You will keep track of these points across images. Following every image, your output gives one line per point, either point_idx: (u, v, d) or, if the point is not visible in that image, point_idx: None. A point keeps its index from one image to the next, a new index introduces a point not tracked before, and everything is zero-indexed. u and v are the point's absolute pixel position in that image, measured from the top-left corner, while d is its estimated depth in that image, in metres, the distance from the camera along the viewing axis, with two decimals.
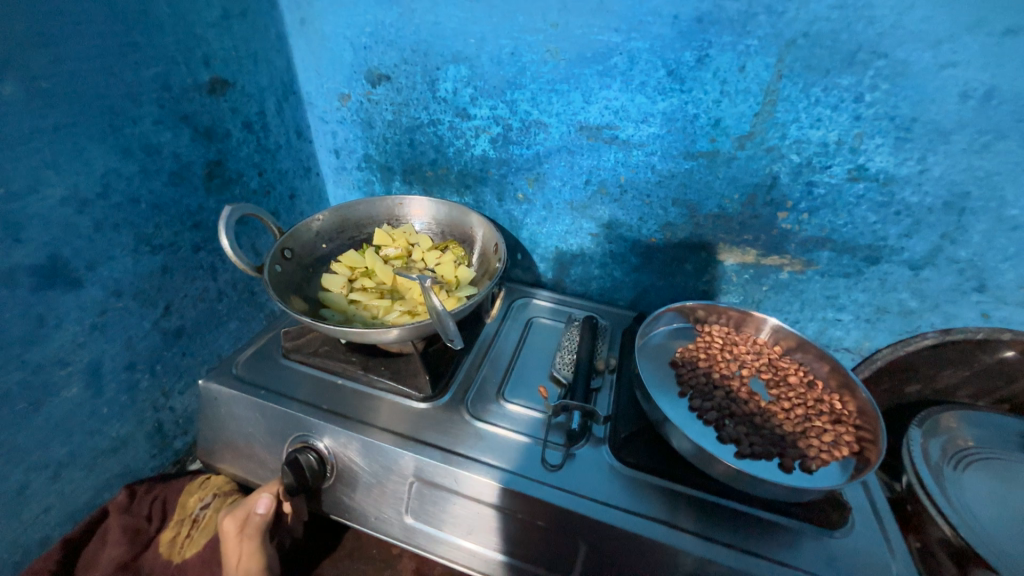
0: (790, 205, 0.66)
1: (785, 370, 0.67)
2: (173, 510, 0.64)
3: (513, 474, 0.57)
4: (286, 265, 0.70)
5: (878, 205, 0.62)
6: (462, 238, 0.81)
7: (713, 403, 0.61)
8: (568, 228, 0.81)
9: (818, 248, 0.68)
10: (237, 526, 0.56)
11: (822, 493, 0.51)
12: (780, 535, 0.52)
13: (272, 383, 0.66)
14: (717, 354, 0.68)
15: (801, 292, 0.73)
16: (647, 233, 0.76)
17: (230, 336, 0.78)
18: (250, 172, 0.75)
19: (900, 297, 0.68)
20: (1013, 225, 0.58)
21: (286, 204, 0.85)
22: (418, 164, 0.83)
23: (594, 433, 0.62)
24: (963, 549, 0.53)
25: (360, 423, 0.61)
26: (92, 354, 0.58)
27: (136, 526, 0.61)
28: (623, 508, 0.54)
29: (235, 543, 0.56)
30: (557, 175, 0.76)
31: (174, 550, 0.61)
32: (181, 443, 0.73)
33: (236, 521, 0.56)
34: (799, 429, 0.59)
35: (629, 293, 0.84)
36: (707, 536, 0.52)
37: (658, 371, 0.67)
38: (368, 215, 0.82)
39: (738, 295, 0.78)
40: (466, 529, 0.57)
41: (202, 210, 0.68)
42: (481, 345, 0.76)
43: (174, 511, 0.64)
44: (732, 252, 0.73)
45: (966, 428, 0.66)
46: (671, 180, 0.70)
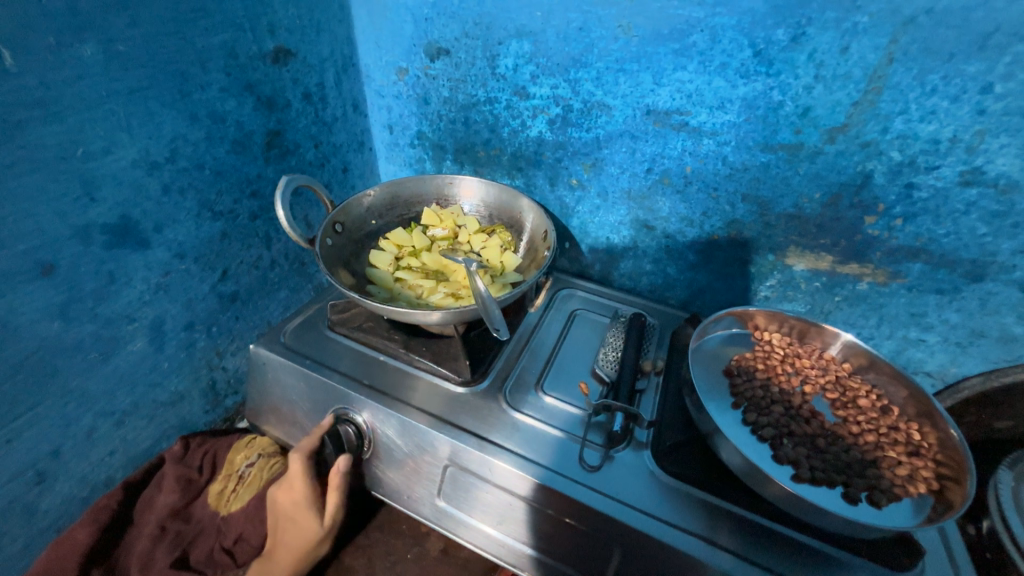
0: (881, 208, 0.59)
1: (855, 390, 0.61)
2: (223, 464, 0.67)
3: (547, 469, 0.55)
4: (337, 239, 0.71)
5: (991, 215, 0.54)
6: (510, 223, 0.79)
7: (770, 419, 0.56)
8: (622, 219, 0.76)
9: (908, 260, 0.61)
10: (308, 490, 0.58)
11: (892, 532, 0.46)
12: (835, 569, 0.48)
13: (318, 354, 0.67)
14: (777, 366, 0.63)
15: (881, 306, 0.66)
16: (709, 230, 0.71)
17: (280, 304, 0.80)
18: (307, 144, 0.76)
19: (1003, 321, 0.60)
20: None
21: (338, 177, 0.85)
22: (471, 143, 0.81)
23: (636, 437, 0.59)
24: None
25: (399, 401, 0.61)
26: (156, 311, 0.61)
27: (188, 476, 0.65)
28: (662, 518, 0.51)
29: (304, 503, 0.57)
30: (617, 161, 0.71)
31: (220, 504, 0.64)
32: (231, 402, 0.77)
33: (311, 479, 0.58)
34: (868, 458, 0.53)
35: (682, 292, 0.79)
36: (752, 560, 0.48)
37: (711, 378, 0.62)
38: (417, 193, 0.81)
39: (805, 304, 0.71)
40: (496, 519, 0.56)
41: (260, 179, 0.69)
42: (523, 334, 0.74)
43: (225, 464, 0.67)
44: (803, 257, 0.67)
45: None
46: (743, 174, 0.64)
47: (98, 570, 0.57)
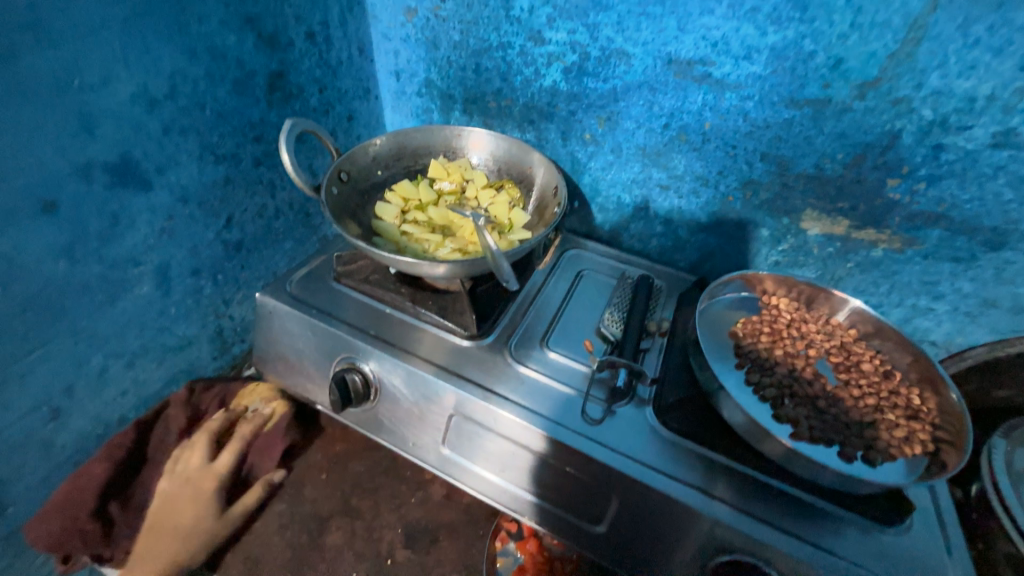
0: (906, 170, 0.57)
1: (859, 355, 0.61)
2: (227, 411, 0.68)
3: (550, 420, 0.56)
4: (342, 188, 0.69)
5: (1019, 180, 0.52)
6: (519, 178, 0.77)
7: (773, 379, 0.57)
8: (635, 177, 0.74)
9: (927, 226, 0.59)
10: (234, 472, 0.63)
11: (885, 488, 0.47)
12: (827, 522, 0.49)
13: (324, 304, 0.67)
14: (782, 330, 0.63)
15: (893, 273, 0.65)
16: (724, 190, 0.69)
17: (285, 255, 0.79)
18: (310, 87, 0.72)
19: (1016, 291, 0.60)
20: None
21: (343, 125, 0.82)
22: (481, 93, 0.78)
23: (639, 393, 0.60)
24: None
25: (405, 352, 0.62)
26: (161, 256, 0.60)
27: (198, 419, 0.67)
28: (662, 470, 0.52)
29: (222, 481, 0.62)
30: (633, 115, 0.68)
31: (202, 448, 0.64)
32: (239, 349, 0.78)
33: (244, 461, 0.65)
34: (867, 419, 0.54)
35: (691, 255, 0.77)
36: (749, 512, 0.50)
37: (717, 340, 0.62)
38: (424, 144, 0.79)
39: (816, 270, 0.70)
40: (498, 466, 0.57)
41: (263, 123, 0.67)
42: (529, 291, 0.74)
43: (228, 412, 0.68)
44: (819, 221, 0.65)
45: None
46: (764, 131, 0.62)
47: (116, 506, 0.59)
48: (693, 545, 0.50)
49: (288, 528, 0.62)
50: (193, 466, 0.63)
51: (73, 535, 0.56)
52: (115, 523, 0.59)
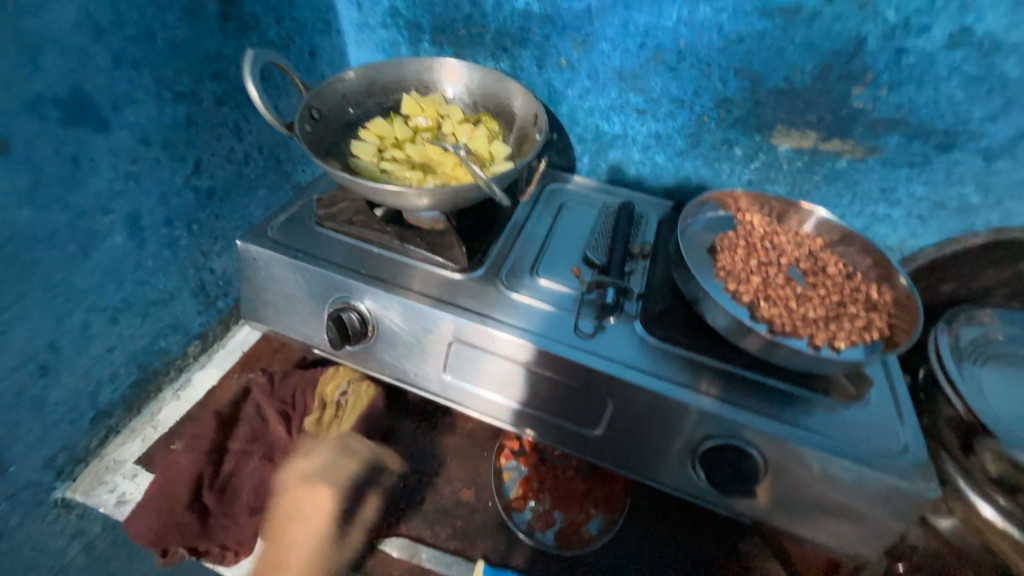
0: (869, 78, 0.59)
1: (827, 261, 0.65)
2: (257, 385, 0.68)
3: (546, 338, 0.59)
4: (315, 126, 0.66)
5: (970, 80, 0.56)
6: (496, 110, 0.75)
7: (749, 285, 0.61)
8: (613, 103, 0.74)
9: (887, 133, 0.63)
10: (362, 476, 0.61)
11: (847, 367, 0.53)
12: (797, 403, 0.55)
13: (309, 247, 0.66)
14: (756, 242, 0.66)
15: (855, 183, 0.69)
16: (700, 111, 0.70)
17: (260, 204, 0.76)
18: (267, 18, 0.67)
19: (963, 191, 0.65)
20: None
21: (306, 62, 0.77)
22: (450, 20, 0.74)
23: (627, 309, 0.63)
24: (970, 424, 0.56)
25: (398, 287, 0.62)
26: (130, 204, 0.57)
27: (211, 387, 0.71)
28: (652, 373, 0.56)
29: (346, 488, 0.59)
30: (608, 36, 0.68)
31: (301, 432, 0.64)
32: (224, 304, 0.76)
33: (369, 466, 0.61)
34: (833, 314, 0.59)
35: (669, 181, 0.79)
36: (731, 400, 0.55)
37: (697, 255, 0.65)
38: (395, 79, 0.75)
39: (786, 186, 0.73)
40: (499, 385, 0.60)
41: (221, 57, 0.62)
42: (514, 225, 0.75)
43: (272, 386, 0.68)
44: (789, 136, 0.68)
45: (999, 324, 0.66)
46: (738, 45, 0.63)
47: (211, 496, 0.59)
48: (683, 435, 0.55)
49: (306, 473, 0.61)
50: (314, 468, 0.60)
51: (172, 528, 0.56)
52: (171, 507, 0.57)
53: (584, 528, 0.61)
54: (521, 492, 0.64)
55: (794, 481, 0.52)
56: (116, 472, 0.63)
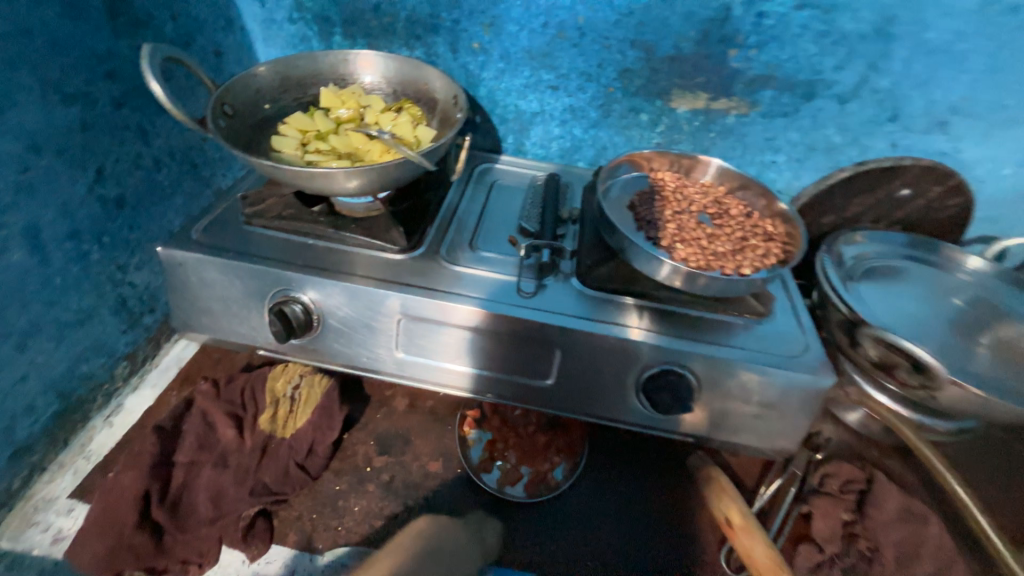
0: (740, 40, 0.68)
1: (729, 205, 0.74)
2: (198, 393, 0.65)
3: (491, 301, 0.62)
4: (229, 122, 0.65)
5: (818, 35, 0.66)
6: (417, 97, 0.77)
7: (665, 232, 0.68)
8: (527, 81, 0.79)
9: (762, 87, 0.72)
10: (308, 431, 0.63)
11: (753, 287, 0.61)
12: (717, 327, 0.63)
13: (240, 246, 0.64)
14: (668, 195, 0.74)
15: (744, 135, 0.78)
16: (606, 82, 0.76)
17: (178, 212, 0.73)
18: (162, 14, 0.65)
19: (828, 133, 0.76)
20: (927, 50, 0.65)
21: (210, 61, 0.74)
22: (359, 11, 0.75)
23: (563, 268, 0.68)
24: (854, 321, 0.63)
25: (340, 273, 0.62)
26: (27, 216, 0.53)
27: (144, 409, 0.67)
28: (592, 319, 0.61)
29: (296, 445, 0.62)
30: (514, 17, 0.72)
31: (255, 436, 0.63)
32: (151, 320, 0.72)
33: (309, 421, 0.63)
34: (738, 247, 0.67)
35: (588, 151, 0.85)
36: (663, 332, 0.61)
37: (618, 212, 0.71)
38: (310, 72, 0.75)
39: (689, 144, 0.81)
40: (453, 354, 0.63)
41: (113, 55, 0.59)
42: (448, 206, 0.77)
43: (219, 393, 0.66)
44: (685, 98, 0.76)
45: (864, 244, 0.77)
46: (628, 18, 0.69)
47: (163, 514, 0.55)
48: (626, 370, 0.61)
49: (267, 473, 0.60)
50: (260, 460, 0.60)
51: (123, 551, 0.53)
52: (121, 533, 0.53)
53: (550, 475, 0.65)
54: (488, 454, 0.67)
55: (721, 394, 0.60)
56: (46, 510, 0.58)
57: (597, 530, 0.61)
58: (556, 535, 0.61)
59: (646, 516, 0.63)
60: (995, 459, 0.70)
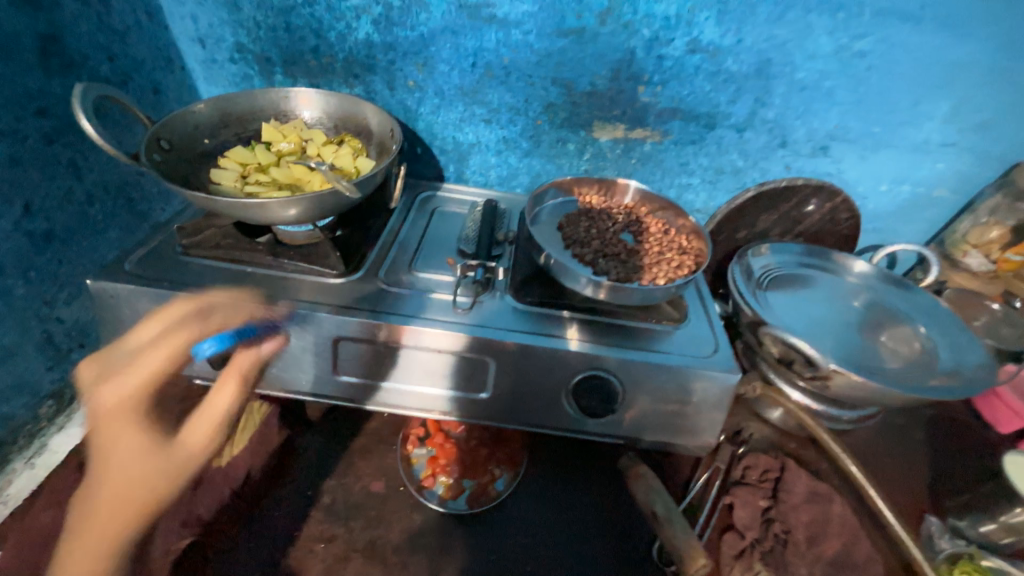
0: (646, 78, 0.77)
1: (650, 222, 0.81)
2: (110, 400, 0.60)
3: (427, 318, 0.64)
4: (165, 156, 0.67)
5: (711, 74, 0.76)
6: (357, 130, 0.81)
7: (590, 249, 0.74)
8: (462, 115, 0.85)
9: (670, 119, 0.81)
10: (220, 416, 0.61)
11: (667, 295, 0.67)
12: (639, 333, 0.68)
13: (176, 276, 0.65)
14: (595, 215, 0.80)
15: (661, 161, 0.87)
16: (533, 115, 0.83)
17: (112, 245, 0.73)
18: (97, 55, 0.67)
19: (731, 158, 0.85)
20: (801, 87, 0.76)
21: (149, 99, 0.76)
22: (299, 52, 0.80)
23: (497, 286, 0.72)
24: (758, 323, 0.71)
25: (277, 298, 0.64)
26: None
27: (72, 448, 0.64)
28: (523, 330, 0.65)
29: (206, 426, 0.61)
30: (444, 58, 0.79)
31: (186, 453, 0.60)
32: (80, 356, 0.70)
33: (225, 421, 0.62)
34: (656, 260, 0.74)
35: (524, 178, 0.92)
36: (590, 340, 0.65)
37: (548, 234, 0.77)
38: (250, 108, 0.78)
39: (614, 170, 0.89)
40: (392, 371, 0.65)
41: (45, 94, 0.60)
42: (390, 231, 0.80)
43: (142, 406, 0.62)
44: (605, 128, 0.84)
45: (770, 254, 0.86)
46: (548, 59, 0.77)
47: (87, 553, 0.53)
48: (559, 378, 0.64)
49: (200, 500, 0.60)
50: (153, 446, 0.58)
51: None
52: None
53: (492, 486, 0.67)
54: (431, 470, 0.68)
55: (644, 396, 0.65)
56: None
57: (535, 536, 0.64)
58: (496, 544, 0.62)
59: (582, 518, 0.66)
60: (895, 443, 0.78)
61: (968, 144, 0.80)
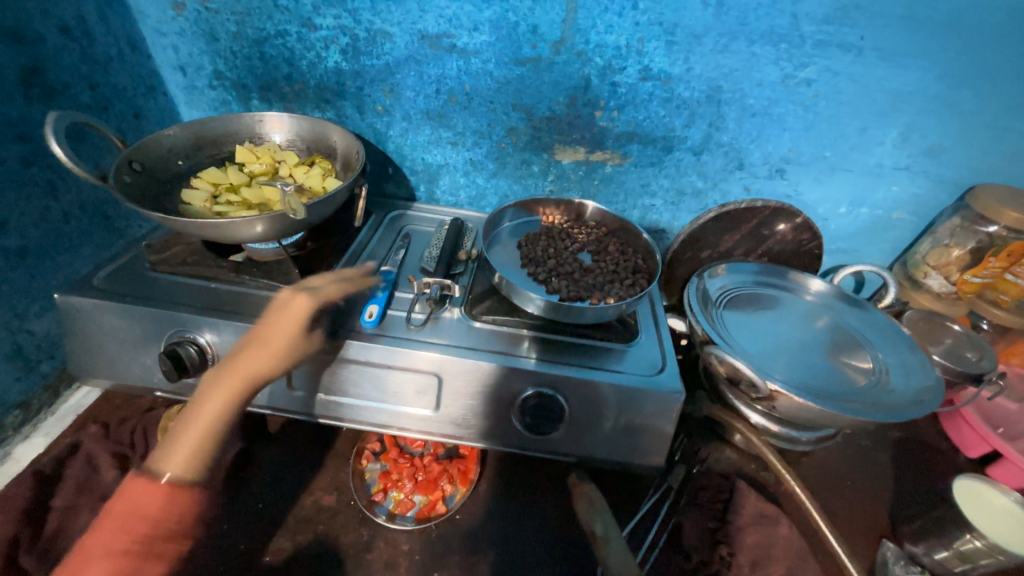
0: (602, 104, 0.80)
1: (609, 241, 0.82)
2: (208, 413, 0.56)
3: (380, 334, 0.66)
4: (136, 177, 0.70)
5: (664, 100, 0.79)
6: (327, 152, 0.84)
7: (545, 268, 0.75)
8: (429, 138, 0.88)
9: (628, 142, 0.84)
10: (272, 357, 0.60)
11: (616, 314, 0.68)
12: (590, 352, 0.69)
13: (141, 291, 0.68)
14: (554, 235, 0.82)
15: (623, 182, 0.89)
16: (497, 138, 0.87)
17: (87, 260, 0.77)
18: (78, 84, 0.71)
19: (691, 180, 0.87)
20: (752, 112, 0.79)
21: (130, 123, 0.81)
22: (273, 79, 0.84)
23: (453, 303, 0.74)
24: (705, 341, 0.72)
25: (235, 314, 0.66)
26: None
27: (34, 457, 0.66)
28: (474, 348, 0.66)
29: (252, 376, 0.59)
30: (410, 85, 0.82)
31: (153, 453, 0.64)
32: (49, 367, 0.73)
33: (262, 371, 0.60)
34: (609, 279, 0.75)
35: (492, 198, 0.94)
36: (539, 358, 0.66)
37: (507, 253, 0.80)
38: (225, 132, 0.82)
39: (578, 191, 0.91)
40: (344, 387, 0.66)
41: (26, 120, 0.65)
42: (355, 250, 0.83)
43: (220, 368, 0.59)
44: (566, 151, 0.87)
45: (728, 275, 0.88)
46: (507, 86, 0.81)
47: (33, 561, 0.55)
48: (509, 396, 0.65)
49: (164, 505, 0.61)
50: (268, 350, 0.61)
51: None
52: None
53: (443, 502, 0.68)
54: (382, 485, 0.68)
55: (590, 414, 0.65)
56: None
57: (479, 554, 0.63)
58: (439, 562, 0.62)
59: (530, 537, 0.65)
60: (857, 466, 0.77)
61: (921, 167, 0.81)
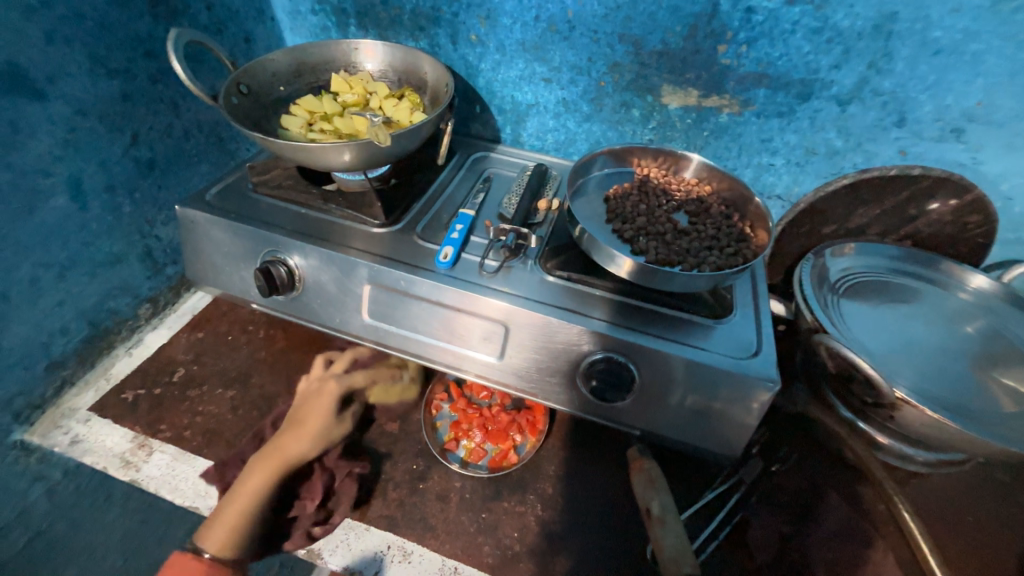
0: (729, 36, 0.67)
1: (711, 203, 0.72)
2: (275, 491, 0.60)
3: (451, 276, 0.65)
4: (243, 100, 0.73)
5: (811, 32, 0.64)
6: (417, 85, 0.82)
7: (633, 225, 0.68)
8: (522, 73, 0.82)
9: (754, 86, 0.71)
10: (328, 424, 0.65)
11: (709, 285, 0.60)
12: (672, 323, 0.62)
13: (243, 210, 0.73)
14: (647, 189, 0.73)
15: (739, 135, 0.76)
16: (596, 76, 0.78)
17: (203, 177, 0.84)
18: (197, 4, 0.74)
19: (828, 137, 0.72)
20: (934, 50, 0.61)
21: (241, 47, 0.84)
22: (370, 4, 0.82)
23: (528, 253, 0.70)
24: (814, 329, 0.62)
25: (321, 240, 0.69)
26: (71, 168, 0.64)
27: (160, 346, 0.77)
28: (545, 302, 0.63)
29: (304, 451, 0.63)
30: (507, 11, 0.76)
31: (244, 371, 0.74)
32: (172, 271, 0.83)
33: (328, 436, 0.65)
34: (706, 245, 0.66)
35: (582, 145, 0.87)
36: (615, 323, 0.61)
37: (592, 206, 0.73)
38: (324, 59, 0.83)
39: (683, 142, 0.80)
40: (414, 323, 0.66)
41: (152, 38, 0.69)
42: (435, 188, 0.81)
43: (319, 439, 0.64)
44: (675, 94, 0.75)
45: (854, 257, 0.74)
46: (617, 13, 0.71)
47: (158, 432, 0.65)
48: (576, 356, 0.61)
49: (244, 413, 0.69)
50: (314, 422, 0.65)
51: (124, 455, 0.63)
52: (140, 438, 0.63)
53: (514, 452, 0.68)
54: (453, 434, 0.69)
55: (662, 389, 0.60)
56: (70, 418, 0.69)
57: (526, 505, 0.63)
58: (488, 504, 0.63)
59: (578, 499, 0.64)
60: (991, 502, 0.63)
61: None
